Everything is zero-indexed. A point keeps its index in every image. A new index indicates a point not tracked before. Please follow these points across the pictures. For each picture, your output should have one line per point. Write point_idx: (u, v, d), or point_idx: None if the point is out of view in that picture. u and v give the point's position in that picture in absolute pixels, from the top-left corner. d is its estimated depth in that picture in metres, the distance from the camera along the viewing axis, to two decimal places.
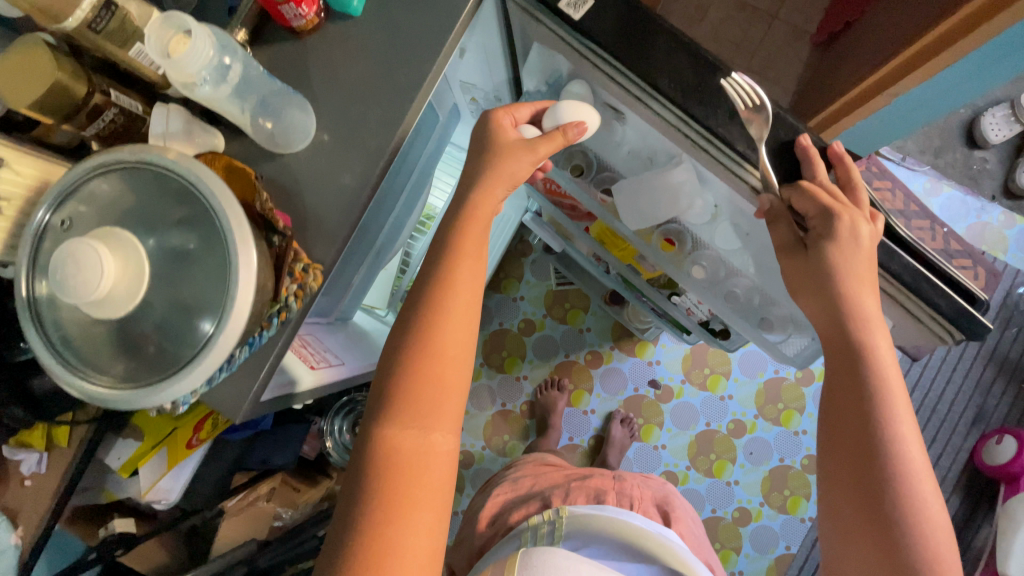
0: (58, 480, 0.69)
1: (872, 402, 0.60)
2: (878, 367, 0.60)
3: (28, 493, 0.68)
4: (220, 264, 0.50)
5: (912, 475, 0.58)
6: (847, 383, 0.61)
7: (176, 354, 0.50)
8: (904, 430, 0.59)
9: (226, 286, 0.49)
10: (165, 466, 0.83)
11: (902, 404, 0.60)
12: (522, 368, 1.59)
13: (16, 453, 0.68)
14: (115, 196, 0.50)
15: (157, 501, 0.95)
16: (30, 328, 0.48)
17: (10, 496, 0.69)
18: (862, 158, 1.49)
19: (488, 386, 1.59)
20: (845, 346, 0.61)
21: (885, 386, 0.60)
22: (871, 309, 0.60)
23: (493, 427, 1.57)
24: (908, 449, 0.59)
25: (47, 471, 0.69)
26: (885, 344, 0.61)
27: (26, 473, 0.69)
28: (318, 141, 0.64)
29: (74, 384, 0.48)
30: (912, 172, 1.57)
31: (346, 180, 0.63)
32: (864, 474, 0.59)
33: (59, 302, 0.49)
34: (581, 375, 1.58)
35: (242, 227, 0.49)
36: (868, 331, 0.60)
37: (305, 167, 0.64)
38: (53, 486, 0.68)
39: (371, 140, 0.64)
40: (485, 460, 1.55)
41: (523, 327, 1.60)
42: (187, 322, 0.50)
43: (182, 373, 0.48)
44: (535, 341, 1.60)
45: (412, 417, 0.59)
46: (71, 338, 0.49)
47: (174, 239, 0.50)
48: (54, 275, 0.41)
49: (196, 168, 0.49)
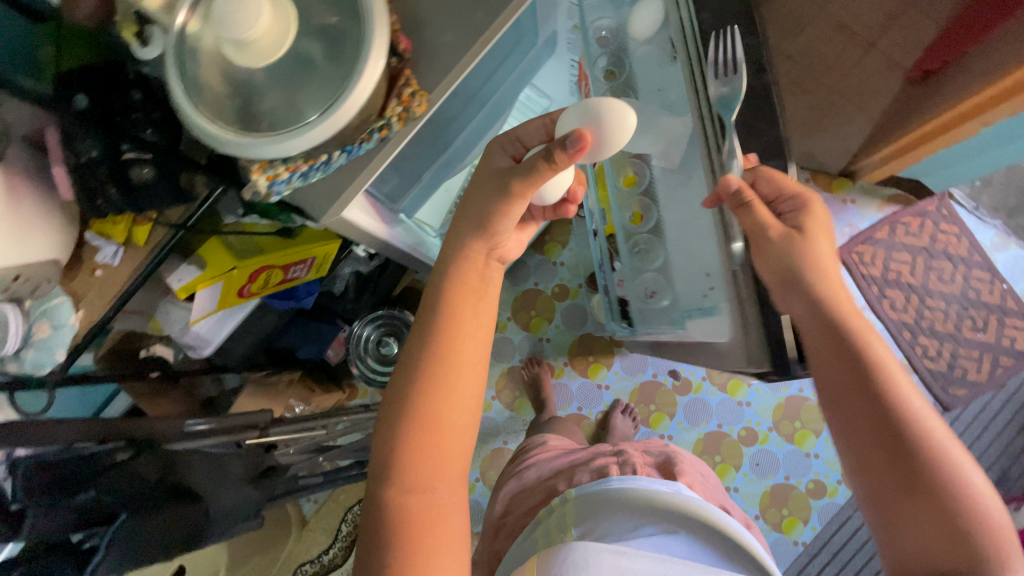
0: (128, 275, 0.73)
1: (870, 376, 0.62)
2: (883, 354, 0.62)
3: (95, 282, 0.73)
4: (347, 59, 0.53)
5: (946, 444, 0.59)
6: (841, 366, 0.63)
7: (279, 126, 0.53)
8: (922, 407, 0.61)
9: (345, 80, 0.52)
10: (214, 305, 0.88)
11: (910, 381, 0.63)
12: (547, 330, 1.59)
13: (95, 240, 0.72)
14: None
15: (193, 348, 0.99)
16: (171, 56, 0.53)
17: (79, 279, 0.73)
18: (933, 196, 1.51)
19: (511, 341, 1.60)
20: (829, 330, 0.64)
21: (894, 367, 0.63)
22: (846, 304, 0.65)
23: (507, 380, 1.58)
24: (933, 424, 0.60)
25: (118, 265, 0.72)
26: (859, 316, 0.65)
27: (99, 262, 0.72)
28: None
29: (190, 117, 0.53)
30: (980, 223, 1.51)
31: (477, 18, 0.56)
32: (895, 447, 0.60)
33: (201, 44, 0.53)
34: (603, 350, 1.57)
35: (381, 30, 0.52)
36: (840, 306, 0.64)
37: (435, 9, 0.57)
38: (122, 280, 0.73)
39: None
40: (491, 409, 1.57)
41: (556, 292, 1.60)
42: (299, 99, 0.53)
43: (276, 139, 0.52)
44: (566, 308, 1.60)
45: (443, 396, 0.62)
46: (200, 81, 0.53)
47: (318, 24, 0.53)
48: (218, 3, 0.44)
49: None
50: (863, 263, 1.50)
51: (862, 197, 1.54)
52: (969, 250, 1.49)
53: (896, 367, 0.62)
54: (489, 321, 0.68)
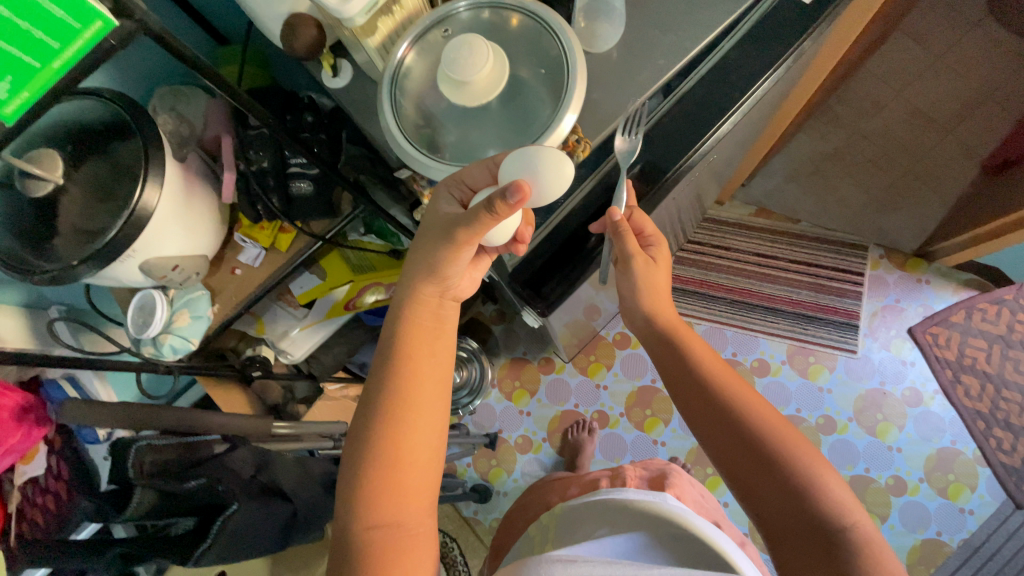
0: (267, 277, 0.79)
1: (713, 391, 0.65)
2: (737, 389, 0.64)
3: (234, 279, 0.79)
4: (532, 112, 0.58)
5: (808, 463, 0.57)
6: (692, 389, 0.67)
7: (459, 157, 0.59)
8: (780, 433, 0.60)
9: (529, 132, 0.57)
10: (325, 313, 0.98)
11: (768, 408, 0.63)
12: (605, 377, 1.59)
13: (242, 242, 0.78)
14: (490, 26, 0.60)
15: (285, 353, 1.00)
16: (386, 81, 0.58)
17: (218, 276, 0.79)
18: (1013, 284, 1.48)
19: (568, 384, 1.59)
20: (676, 356, 0.70)
21: (746, 394, 0.64)
22: (709, 349, 0.70)
23: (560, 424, 1.56)
24: (787, 446, 0.59)
25: (258, 267, 0.79)
26: (699, 342, 0.71)
27: (241, 262, 0.79)
28: (608, 55, 0.63)
29: (390, 135, 0.58)
30: None
31: (638, 83, 0.62)
32: (750, 462, 0.59)
33: (413, 77, 0.59)
34: (661, 405, 1.55)
35: (574, 94, 0.56)
36: (679, 335, 0.71)
37: (600, 70, 0.62)
38: (261, 281, 0.79)
39: (659, 60, 0.62)
40: (542, 451, 1.55)
41: (618, 340, 1.61)
42: (486, 138, 0.59)
43: (456, 171, 0.58)
44: (625, 357, 1.60)
45: (411, 408, 0.55)
46: (405, 106, 0.59)
47: (515, 75, 0.59)
48: (450, 53, 0.51)
49: (562, 33, 0.57)
50: (937, 345, 1.46)
51: (937, 279, 1.51)
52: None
53: (732, 390, 0.64)
54: (448, 358, 0.62)
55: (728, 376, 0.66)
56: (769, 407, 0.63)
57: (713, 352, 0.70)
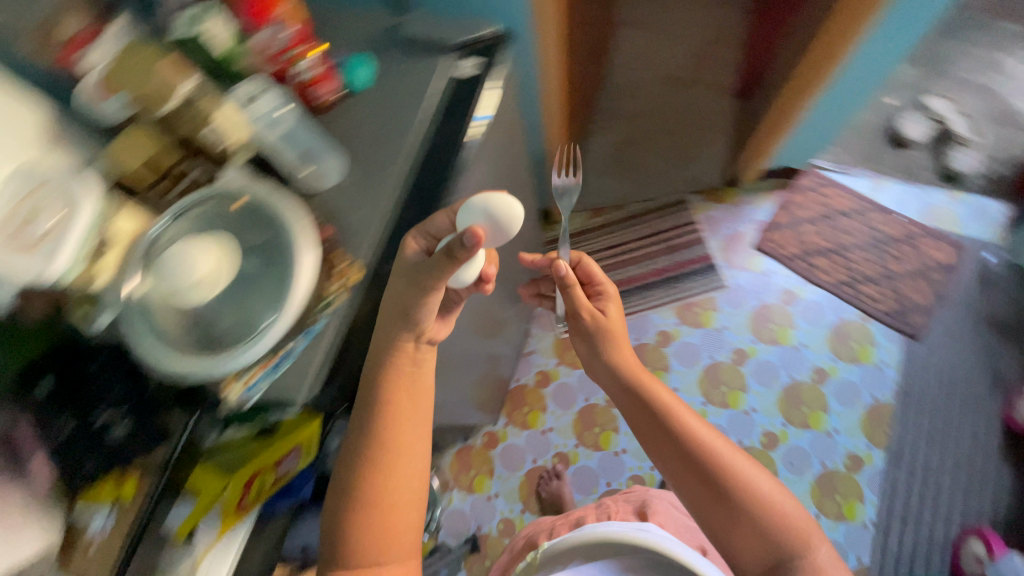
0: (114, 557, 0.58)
1: (649, 398, 0.80)
2: (658, 394, 0.79)
3: None
4: (277, 278, 0.60)
5: (723, 450, 0.74)
6: (632, 399, 0.82)
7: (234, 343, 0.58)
8: (696, 424, 0.76)
9: (284, 285, 0.59)
10: None
11: (684, 407, 0.78)
12: (545, 421, 1.60)
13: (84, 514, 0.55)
14: (203, 222, 0.61)
15: None
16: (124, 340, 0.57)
17: None
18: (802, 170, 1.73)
19: (517, 445, 1.58)
20: (616, 371, 0.84)
21: (665, 396, 0.79)
22: (631, 359, 0.85)
23: (528, 487, 1.53)
24: (709, 441, 0.74)
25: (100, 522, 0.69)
26: (630, 354, 0.86)
27: None
28: (342, 183, 0.69)
29: (155, 364, 0.57)
30: (849, 176, 1.72)
31: (377, 180, 0.69)
32: (685, 453, 0.74)
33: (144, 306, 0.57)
34: (605, 418, 1.58)
35: (305, 239, 0.61)
36: (614, 348, 0.86)
37: (340, 196, 0.68)
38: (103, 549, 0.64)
39: (380, 161, 0.70)
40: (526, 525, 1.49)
41: (539, 379, 1.65)
42: (250, 309, 0.59)
43: (240, 352, 0.57)
44: (553, 392, 1.63)
45: (389, 459, 0.67)
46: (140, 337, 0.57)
47: (249, 241, 0.61)
48: (166, 265, 0.53)
49: (279, 198, 0.63)
50: (780, 247, 1.64)
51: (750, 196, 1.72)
52: (854, 200, 1.68)
53: (657, 395, 0.79)
54: (429, 405, 0.72)
55: (654, 385, 0.81)
56: (685, 406, 0.79)
57: (634, 360, 0.85)
